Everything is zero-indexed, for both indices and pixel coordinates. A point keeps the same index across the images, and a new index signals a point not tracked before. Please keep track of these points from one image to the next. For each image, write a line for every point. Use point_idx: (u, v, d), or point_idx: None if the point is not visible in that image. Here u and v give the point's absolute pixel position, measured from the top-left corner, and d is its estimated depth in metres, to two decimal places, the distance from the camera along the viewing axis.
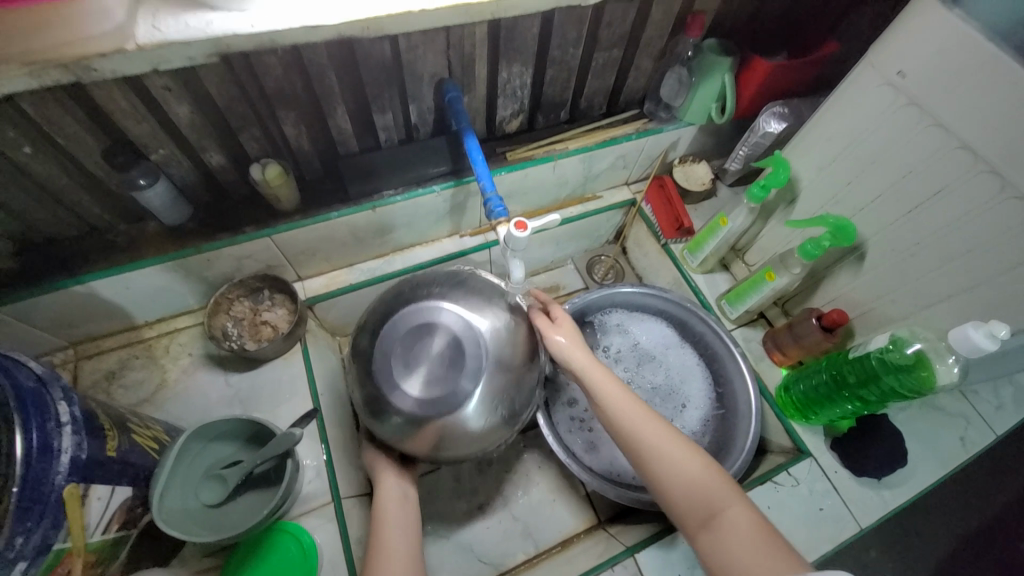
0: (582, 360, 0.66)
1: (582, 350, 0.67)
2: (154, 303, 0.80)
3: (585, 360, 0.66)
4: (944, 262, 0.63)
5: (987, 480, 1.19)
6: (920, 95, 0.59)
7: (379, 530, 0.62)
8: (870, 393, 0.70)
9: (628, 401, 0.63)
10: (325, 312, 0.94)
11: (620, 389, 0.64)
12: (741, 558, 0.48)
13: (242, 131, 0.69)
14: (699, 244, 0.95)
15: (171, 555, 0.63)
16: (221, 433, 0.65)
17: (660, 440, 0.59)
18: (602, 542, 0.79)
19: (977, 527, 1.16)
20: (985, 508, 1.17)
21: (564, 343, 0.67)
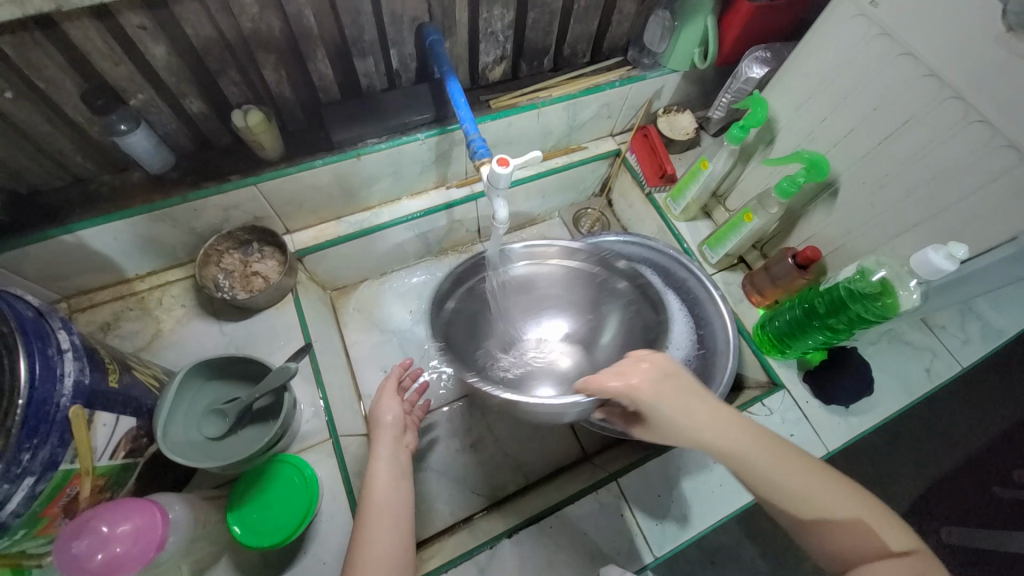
0: (706, 414, 0.56)
1: (697, 399, 0.57)
2: (144, 254, 0.80)
3: (709, 411, 0.56)
4: (911, 192, 0.66)
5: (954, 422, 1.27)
6: (892, 25, 0.61)
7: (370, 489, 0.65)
8: (839, 322, 0.74)
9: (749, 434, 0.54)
10: (315, 265, 0.96)
11: (761, 438, 0.54)
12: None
13: (222, 75, 0.69)
14: (680, 190, 0.97)
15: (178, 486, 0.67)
16: (218, 373, 0.68)
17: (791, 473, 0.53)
18: (588, 471, 0.84)
19: (944, 462, 1.23)
20: (952, 446, 1.25)
21: (660, 394, 0.56)
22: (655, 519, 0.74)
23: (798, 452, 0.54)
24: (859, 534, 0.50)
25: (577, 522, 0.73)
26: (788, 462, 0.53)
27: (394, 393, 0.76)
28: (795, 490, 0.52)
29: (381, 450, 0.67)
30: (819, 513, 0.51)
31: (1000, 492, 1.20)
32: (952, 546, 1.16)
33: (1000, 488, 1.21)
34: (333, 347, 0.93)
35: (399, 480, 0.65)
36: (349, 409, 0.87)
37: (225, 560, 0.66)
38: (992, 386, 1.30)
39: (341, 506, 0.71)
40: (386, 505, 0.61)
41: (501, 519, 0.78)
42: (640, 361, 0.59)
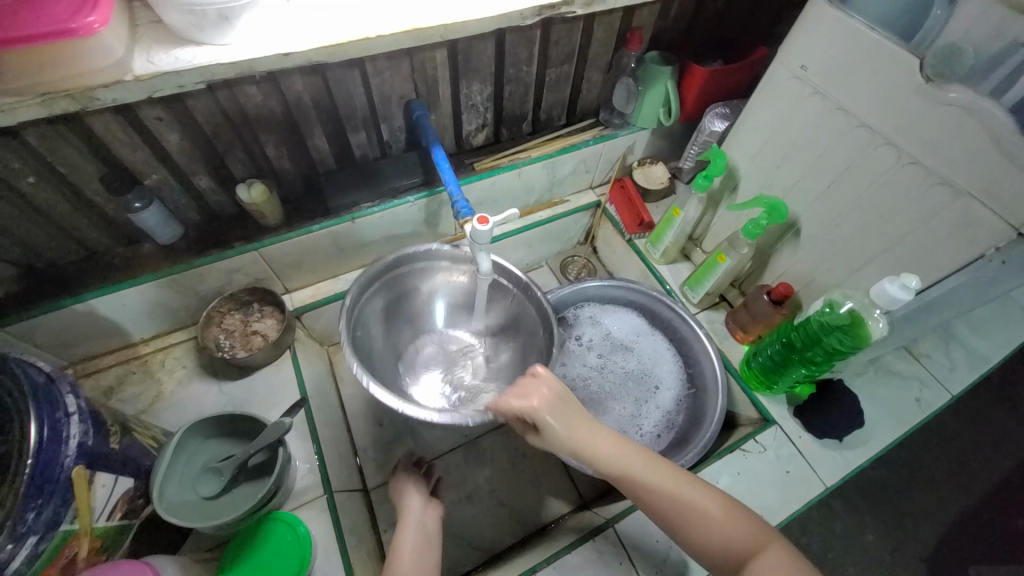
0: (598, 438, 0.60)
1: (583, 418, 0.61)
2: (149, 318, 0.85)
3: (601, 435, 0.60)
4: (863, 229, 0.71)
5: (963, 454, 1.24)
6: (823, 84, 0.68)
7: (394, 560, 0.64)
8: (817, 354, 0.76)
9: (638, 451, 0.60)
10: (312, 322, 0.99)
11: (650, 461, 0.60)
12: None
13: (228, 154, 0.76)
14: (658, 236, 1.03)
15: (172, 550, 0.67)
16: (215, 432, 0.69)
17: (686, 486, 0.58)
18: (586, 519, 0.83)
19: (960, 497, 1.20)
20: (967, 480, 1.21)
21: (559, 414, 0.60)
22: (654, 566, 0.73)
23: (682, 471, 0.60)
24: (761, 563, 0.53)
25: (574, 573, 0.72)
26: (673, 481, 0.58)
27: (417, 478, 0.77)
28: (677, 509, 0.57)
29: (409, 519, 0.69)
30: (698, 533, 0.56)
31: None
32: None
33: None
34: (329, 402, 0.95)
35: (424, 556, 0.65)
36: (345, 464, 0.87)
37: None
38: (995, 415, 1.29)
39: (334, 565, 0.70)
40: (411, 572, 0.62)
41: (499, 574, 0.76)
42: (541, 384, 0.61)
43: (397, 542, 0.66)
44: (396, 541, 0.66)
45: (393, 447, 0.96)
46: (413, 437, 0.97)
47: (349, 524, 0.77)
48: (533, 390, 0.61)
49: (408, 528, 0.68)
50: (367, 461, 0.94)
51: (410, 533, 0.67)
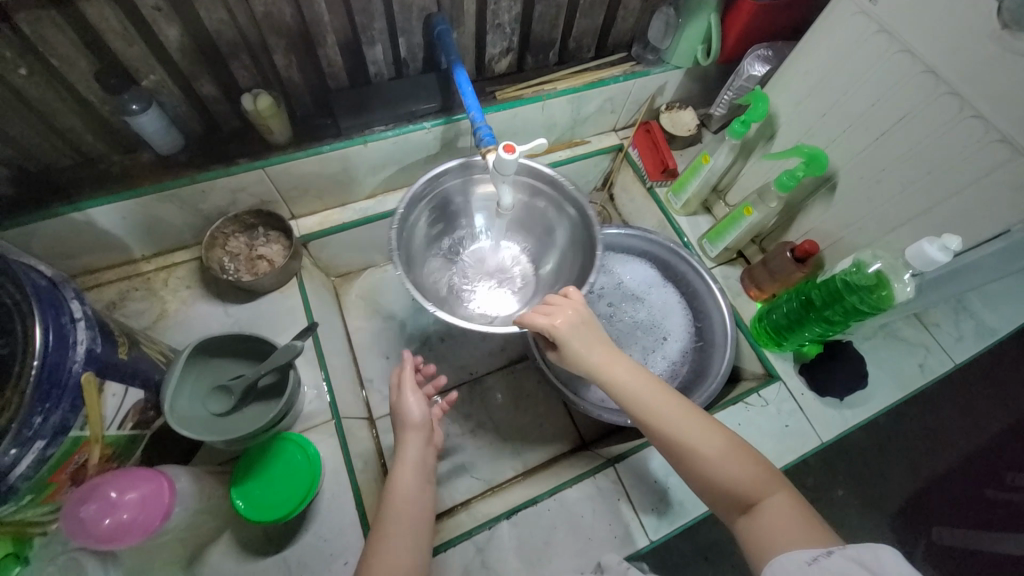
0: (620, 365, 0.61)
1: (608, 344, 0.63)
2: (152, 234, 0.81)
3: (621, 359, 0.61)
4: (906, 186, 0.67)
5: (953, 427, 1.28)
6: (891, 22, 0.62)
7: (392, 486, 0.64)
8: (834, 313, 0.75)
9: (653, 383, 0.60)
10: (319, 251, 0.96)
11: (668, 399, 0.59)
12: (778, 529, 0.49)
13: (233, 58, 0.70)
14: (682, 184, 0.99)
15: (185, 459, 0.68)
16: (224, 351, 0.68)
17: (696, 424, 0.57)
18: (586, 457, 0.86)
19: (939, 463, 1.24)
20: (948, 449, 1.25)
21: (579, 334, 0.63)
22: (650, 504, 0.76)
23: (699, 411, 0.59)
24: (764, 506, 0.52)
25: (575, 506, 0.75)
26: (687, 418, 0.58)
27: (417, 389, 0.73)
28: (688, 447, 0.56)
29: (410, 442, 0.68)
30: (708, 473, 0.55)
31: (992, 494, 1.22)
32: (944, 547, 1.17)
33: (992, 490, 1.22)
34: (336, 332, 0.94)
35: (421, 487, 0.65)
36: (351, 393, 0.87)
37: (227, 534, 0.67)
38: (988, 391, 1.31)
39: (343, 486, 0.72)
40: (413, 503, 0.63)
41: (500, 503, 0.79)
42: (567, 305, 0.64)
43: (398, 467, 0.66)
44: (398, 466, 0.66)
45: None
46: None
47: (356, 449, 0.79)
48: (556, 306, 0.64)
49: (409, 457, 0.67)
50: (373, 392, 0.95)
51: (411, 459, 0.67)
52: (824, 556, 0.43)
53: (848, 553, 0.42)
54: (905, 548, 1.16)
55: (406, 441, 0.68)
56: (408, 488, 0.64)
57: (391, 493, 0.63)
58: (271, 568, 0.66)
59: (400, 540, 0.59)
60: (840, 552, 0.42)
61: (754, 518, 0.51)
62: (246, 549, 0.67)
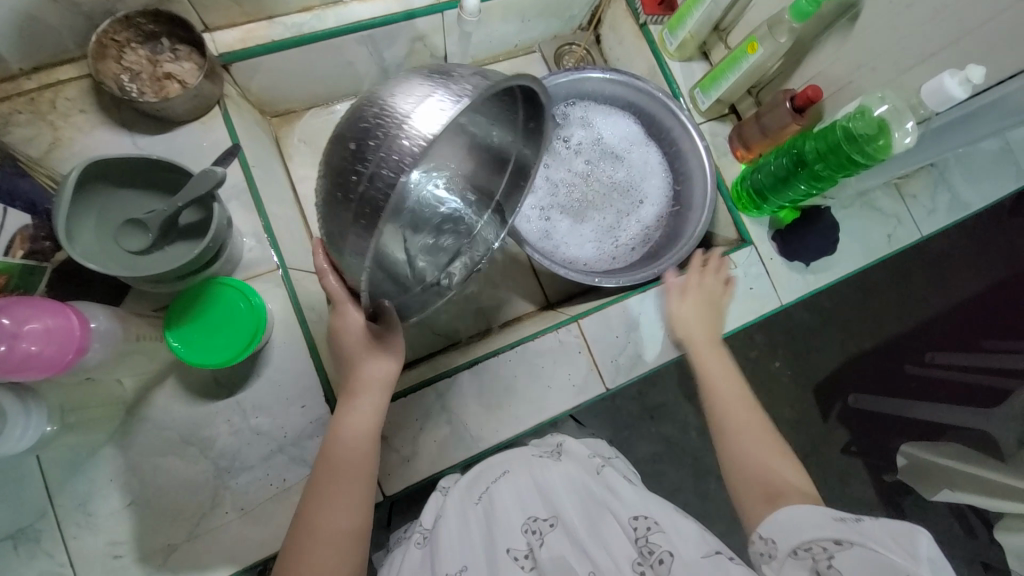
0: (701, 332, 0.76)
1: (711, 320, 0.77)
2: (19, 36, 0.63)
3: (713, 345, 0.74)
4: (937, 13, 0.58)
5: (903, 303, 1.29)
6: None
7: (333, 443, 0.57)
8: (824, 169, 0.70)
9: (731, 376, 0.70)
10: (247, 80, 0.80)
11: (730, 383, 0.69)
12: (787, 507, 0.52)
13: None
14: (680, 19, 0.84)
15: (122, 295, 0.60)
16: (129, 180, 0.57)
17: (745, 428, 0.63)
18: (550, 316, 0.85)
19: (868, 339, 1.28)
20: (882, 328, 1.29)
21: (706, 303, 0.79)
22: (611, 357, 0.77)
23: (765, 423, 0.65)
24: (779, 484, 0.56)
25: (536, 358, 0.75)
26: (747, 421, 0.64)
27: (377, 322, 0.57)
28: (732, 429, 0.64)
29: (359, 401, 0.59)
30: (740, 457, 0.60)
31: (910, 370, 1.28)
32: (854, 411, 1.25)
33: (911, 366, 1.28)
34: (278, 180, 0.82)
35: (365, 442, 0.58)
36: (300, 246, 0.79)
37: (173, 380, 0.64)
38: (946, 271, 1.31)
39: (294, 335, 0.68)
40: (353, 456, 0.57)
41: (461, 356, 0.79)
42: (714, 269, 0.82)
43: (344, 421, 0.58)
44: (343, 421, 0.58)
45: None
46: None
47: (309, 302, 0.74)
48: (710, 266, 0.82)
49: (360, 413, 0.59)
50: None
51: (361, 416, 0.58)
52: (858, 520, 0.45)
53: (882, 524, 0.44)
54: (822, 412, 1.25)
55: (361, 401, 0.59)
56: (356, 449, 0.57)
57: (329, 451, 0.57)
58: (224, 410, 0.64)
59: (336, 497, 0.54)
60: (876, 522, 0.44)
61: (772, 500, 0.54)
62: (195, 393, 0.64)
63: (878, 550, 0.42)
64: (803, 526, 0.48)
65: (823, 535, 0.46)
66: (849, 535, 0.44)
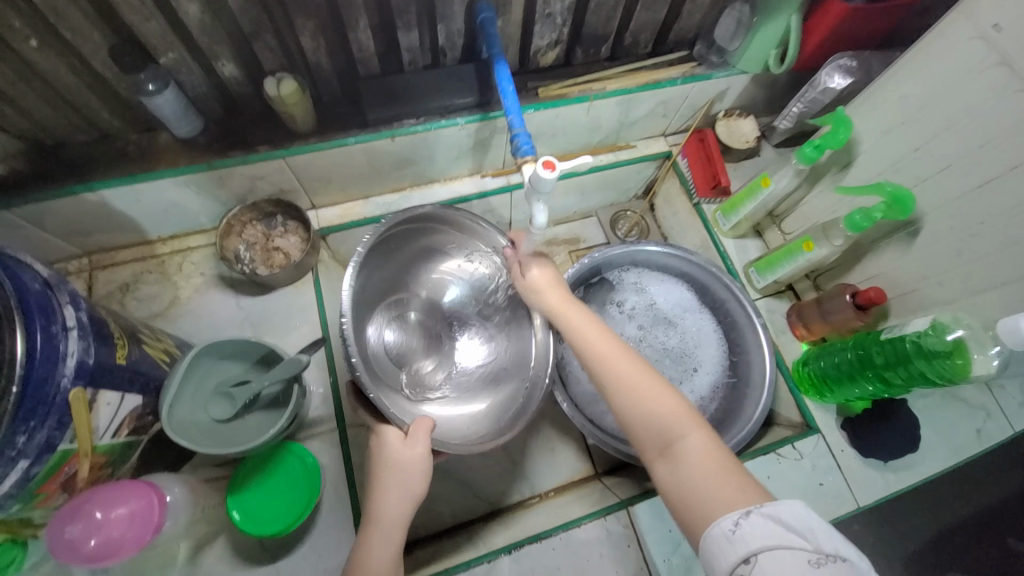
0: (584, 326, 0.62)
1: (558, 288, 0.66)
2: (168, 218, 0.78)
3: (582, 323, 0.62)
4: (1005, 245, 0.58)
5: None
6: (1016, 53, 0.52)
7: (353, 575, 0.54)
8: (896, 376, 0.67)
9: (616, 348, 0.59)
10: (338, 245, 0.92)
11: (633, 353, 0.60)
12: (696, 484, 0.50)
13: (256, 38, 0.65)
14: (734, 205, 0.89)
15: (183, 463, 0.68)
16: (229, 354, 0.65)
17: (630, 380, 0.57)
18: (596, 492, 0.82)
19: (966, 507, 0.99)
20: (978, 493, 0.99)
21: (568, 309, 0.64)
22: (662, 554, 0.71)
23: (648, 368, 0.58)
24: (713, 483, 0.49)
25: (580, 548, 0.71)
26: (631, 375, 0.57)
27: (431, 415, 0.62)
28: (657, 420, 0.54)
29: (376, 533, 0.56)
30: (672, 442, 0.53)
31: (1016, 545, 0.97)
32: None
33: (1015, 539, 0.98)
34: None
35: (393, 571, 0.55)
36: None
37: (223, 540, 0.66)
38: None
39: (342, 503, 0.69)
40: None
41: (503, 531, 0.77)
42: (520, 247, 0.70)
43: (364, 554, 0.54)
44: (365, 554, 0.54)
45: None
46: None
47: None
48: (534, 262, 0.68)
49: (383, 535, 0.56)
50: None
51: (386, 551, 0.55)
52: (744, 517, 0.45)
53: (762, 510, 0.45)
54: None
55: (377, 532, 0.56)
56: None
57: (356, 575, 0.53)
58: None
59: None
60: (756, 511, 0.45)
61: (673, 466, 0.52)
62: (240, 557, 0.65)
63: (780, 544, 0.43)
64: (717, 553, 0.45)
65: (732, 561, 0.44)
66: (751, 549, 0.44)
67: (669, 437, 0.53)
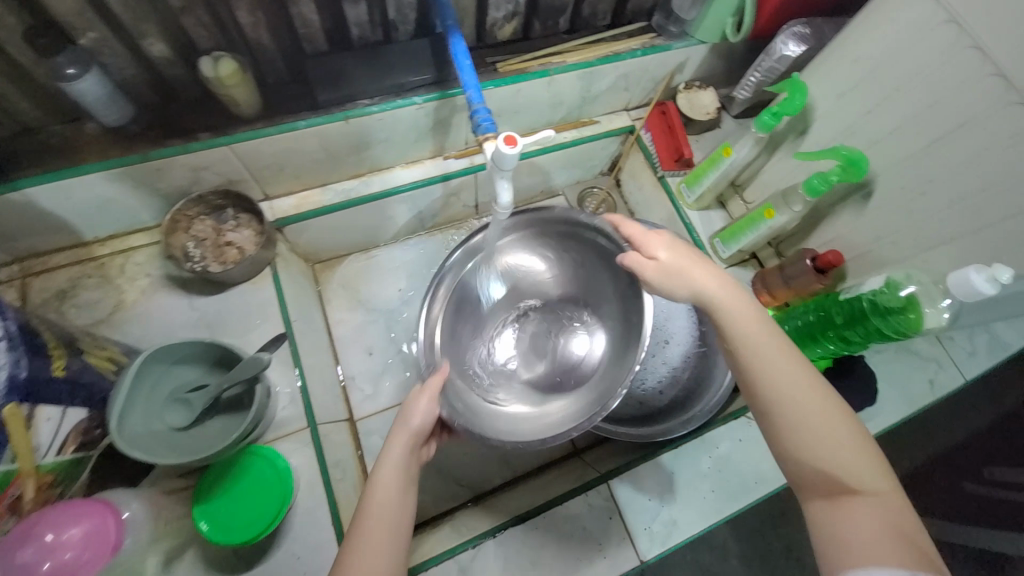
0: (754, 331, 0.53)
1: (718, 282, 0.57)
2: (105, 216, 0.72)
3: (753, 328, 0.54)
4: (953, 202, 0.60)
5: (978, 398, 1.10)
6: (962, 12, 0.54)
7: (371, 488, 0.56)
8: (855, 334, 0.69)
9: (791, 368, 0.51)
10: (296, 237, 0.88)
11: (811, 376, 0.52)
12: (861, 538, 0.44)
13: (189, 13, 0.60)
14: (697, 177, 0.90)
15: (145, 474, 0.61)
16: (183, 358, 0.62)
17: (806, 405, 0.50)
18: (577, 469, 0.83)
19: (914, 453, 1.06)
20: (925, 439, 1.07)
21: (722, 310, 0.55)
22: (644, 523, 0.73)
23: (834, 401, 0.50)
24: (884, 547, 0.44)
25: (564, 527, 0.71)
26: (809, 399, 0.50)
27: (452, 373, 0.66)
28: (836, 466, 0.48)
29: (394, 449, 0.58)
30: (845, 490, 0.47)
31: (971, 489, 1.05)
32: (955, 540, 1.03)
33: (971, 484, 1.05)
34: (314, 327, 0.87)
35: (408, 489, 0.56)
36: (329, 395, 0.82)
37: None
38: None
39: (319, 502, 0.67)
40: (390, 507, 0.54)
41: (488, 515, 0.77)
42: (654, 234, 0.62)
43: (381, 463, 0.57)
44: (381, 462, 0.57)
45: (383, 380, 0.91)
46: (402, 371, 0.92)
47: (334, 458, 0.73)
48: (654, 242, 0.61)
49: (398, 450, 0.58)
50: (354, 390, 0.90)
51: (398, 463, 0.57)
52: None
53: None
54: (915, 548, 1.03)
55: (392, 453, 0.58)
56: (387, 506, 0.54)
57: (370, 498, 0.55)
58: None
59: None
60: None
61: (837, 509, 0.46)
62: None
63: None
64: None
65: None
66: None
67: (838, 480, 0.47)
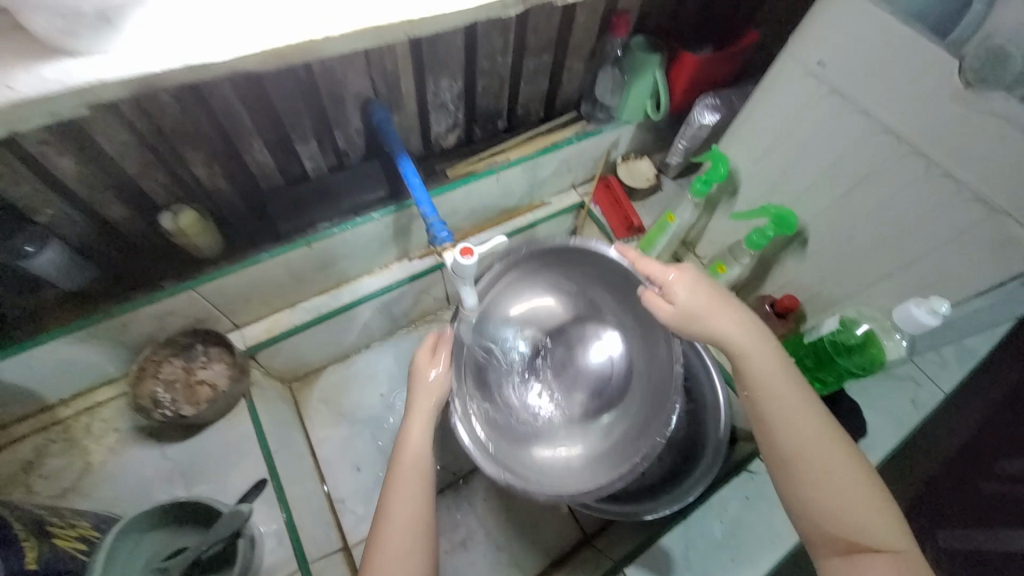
0: (776, 385, 0.58)
1: (743, 336, 0.61)
2: (69, 377, 0.70)
3: (779, 382, 0.58)
4: (877, 243, 0.65)
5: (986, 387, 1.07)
6: (842, 84, 0.61)
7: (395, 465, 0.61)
8: (829, 375, 0.72)
9: (816, 423, 0.55)
10: (270, 361, 0.87)
11: (831, 426, 0.56)
12: None
13: (145, 177, 0.62)
14: (650, 241, 0.93)
15: None
16: (158, 520, 0.59)
17: (828, 458, 0.53)
18: (589, 559, 0.80)
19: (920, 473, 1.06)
20: None
21: (750, 362, 0.59)
22: None
23: (855, 459, 0.54)
24: None
25: None
26: (830, 455, 0.53)
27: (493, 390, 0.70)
28: (855, 520, 0.50)
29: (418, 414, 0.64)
30: (863, 545, 0.49)
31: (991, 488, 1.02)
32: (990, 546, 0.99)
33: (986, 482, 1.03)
34: (296, 451, 0.84)
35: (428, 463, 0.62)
36: (320, 524, 0.78)
37: None
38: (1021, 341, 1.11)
39: None
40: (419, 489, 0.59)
41: None
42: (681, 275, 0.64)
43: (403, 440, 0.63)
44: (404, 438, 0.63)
45: (374, 494, 0.88)
46: None
47: None
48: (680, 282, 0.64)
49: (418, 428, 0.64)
50: (345, 512, 0.85)
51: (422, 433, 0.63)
52: None
53: None
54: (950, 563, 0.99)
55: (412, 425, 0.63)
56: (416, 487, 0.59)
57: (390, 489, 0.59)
58: None
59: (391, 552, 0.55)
60: None
61: (853, 563, 0.49)
62: None
63: None
64: None
65: None
66: None
67: (857, 536, 0.50)
